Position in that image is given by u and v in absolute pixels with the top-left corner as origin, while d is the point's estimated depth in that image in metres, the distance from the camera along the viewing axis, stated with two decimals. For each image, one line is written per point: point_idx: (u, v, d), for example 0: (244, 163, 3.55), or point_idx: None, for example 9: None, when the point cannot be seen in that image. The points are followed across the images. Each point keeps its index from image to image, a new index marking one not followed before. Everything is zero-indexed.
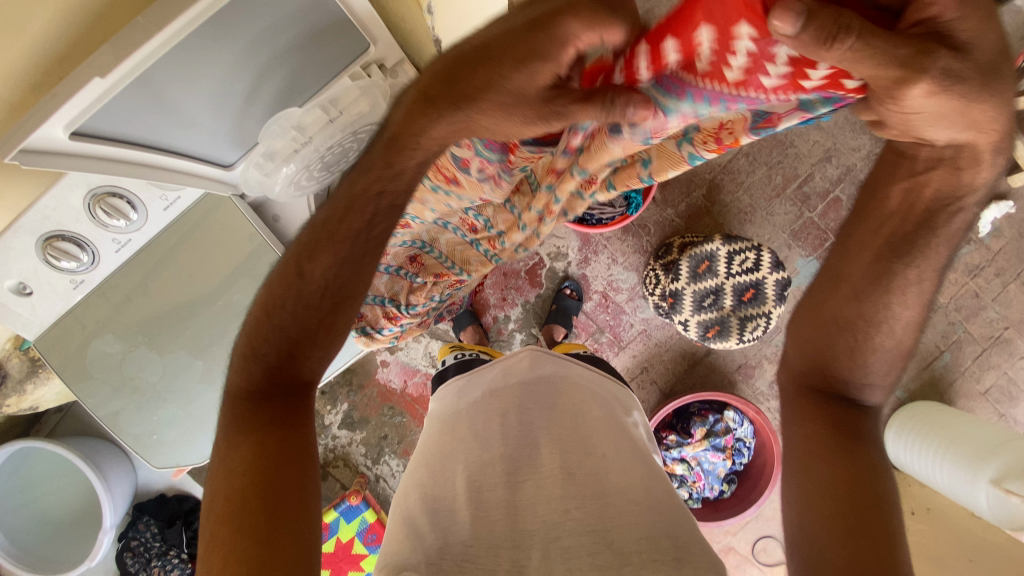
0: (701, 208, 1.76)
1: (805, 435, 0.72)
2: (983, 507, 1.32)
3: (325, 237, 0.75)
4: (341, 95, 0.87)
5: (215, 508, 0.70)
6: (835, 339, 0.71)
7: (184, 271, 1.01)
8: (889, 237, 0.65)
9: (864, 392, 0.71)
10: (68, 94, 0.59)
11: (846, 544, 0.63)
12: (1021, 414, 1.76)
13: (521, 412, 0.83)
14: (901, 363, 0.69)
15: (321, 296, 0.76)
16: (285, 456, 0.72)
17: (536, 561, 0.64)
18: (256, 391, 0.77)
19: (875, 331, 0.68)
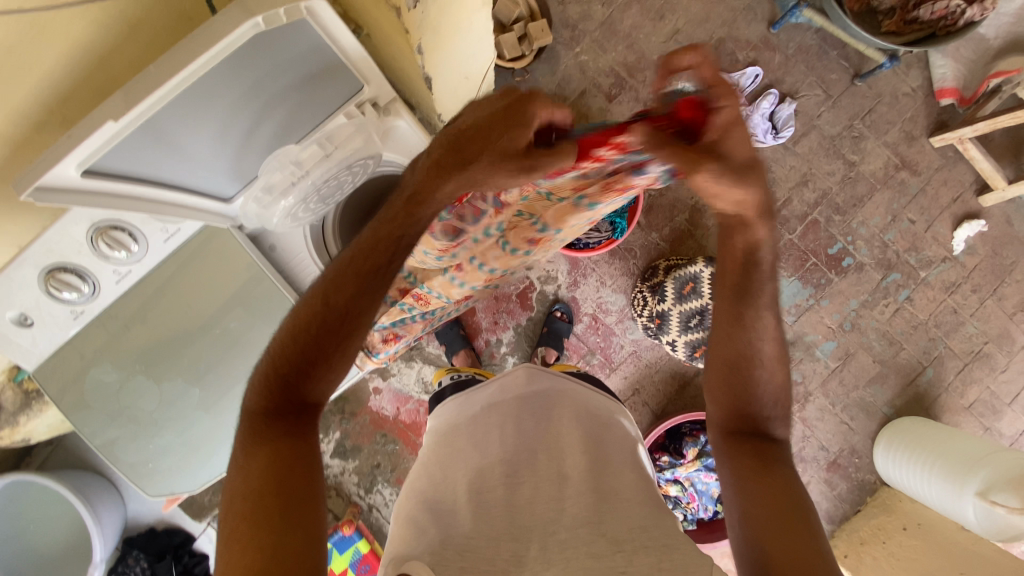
0: (684, 231, 1.80)
1: (733, 462, 0.79)
2: (972, 520, 1.39)
3: (364, 272, 0.74)
4: (336, 132, 0.92)
5: (235, 507, 0.68)
6: (733, 379, 0.82)
7: (182, 302, 1.03)
8: (735, 282, 0.76)
9: (770, 425, 0.82)
10: (82, 136, 0.63)
11: (782, 548, 0.67)
12: (1005, 428, 1.80)
13: (517, 424, 0.85)
14: (769, 390, 0.81)
15: (339, 323, 0.74)
16: (305, 465, 0.71)
17: (534, 552, 0.63)
18: (271, 408, 0.75)
19: (753, 364, 0.80)
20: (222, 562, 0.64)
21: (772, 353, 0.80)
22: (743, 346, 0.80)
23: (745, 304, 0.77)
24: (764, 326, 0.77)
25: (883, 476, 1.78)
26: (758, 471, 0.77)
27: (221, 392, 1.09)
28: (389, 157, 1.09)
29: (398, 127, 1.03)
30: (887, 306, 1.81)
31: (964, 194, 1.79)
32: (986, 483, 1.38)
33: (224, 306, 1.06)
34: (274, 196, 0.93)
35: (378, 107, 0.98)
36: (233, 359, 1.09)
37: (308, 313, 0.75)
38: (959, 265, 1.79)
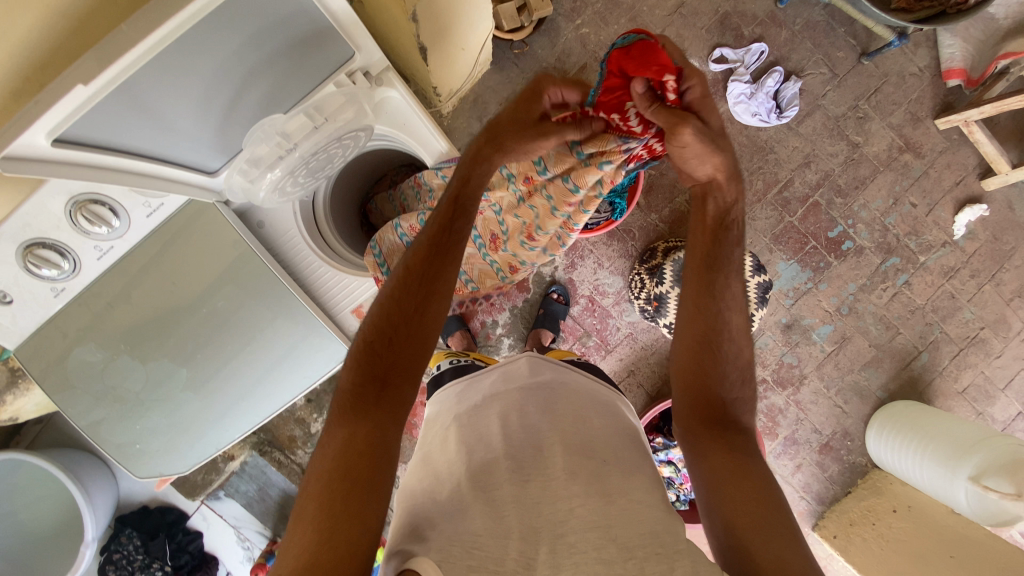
0: (685, 212, 1.77)
1: (704, 452, 0.77)
2: (964, 504, 1.41)
3: (434, 238, 0.82)
4: (325, 101, 0.88)
5: (308, 486, 0.67)
6: (702, 359, 0.84)
7: (169, 280, 1.00)
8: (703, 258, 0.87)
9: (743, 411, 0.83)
10: (52, 102, 0.59)
11: (771, 548, 0.64)
12: (997, 412, 1.81)
13: (520, 415, 0.83)
14: (735, 362, 0.84)
15: (420, 285, 0.80)
16: (382, 453, 0.69)
17: (544, 558, 0.62)
18: (358, 383, 0.75)
19: (726, 343, 0.84)
20: (284, 541, 0.63)
21: (739, 325, 0.85)
22: (714, 320, 0.85)
23: (715, 271, 0.85)
24: (731, 294, 0.85)
25: (874, 458, 1.79)
26: (725, 450, 0.76)
27: (211, 371, 1.07)
28: (381, 129, 1.06)
29: (390, 97, 0.99)
30: (885, 290, 1.80)
31: (967, 177, 1.76)
32: (979, 468, 1.39)
33: (213, 284, 1.03)
34: (260, 168, 0.90)
35: (369, 77, 0.93)
36: (225, 339, 1.06)
37: (394, 285, 0.81)
38: (959, 250, 1.78)
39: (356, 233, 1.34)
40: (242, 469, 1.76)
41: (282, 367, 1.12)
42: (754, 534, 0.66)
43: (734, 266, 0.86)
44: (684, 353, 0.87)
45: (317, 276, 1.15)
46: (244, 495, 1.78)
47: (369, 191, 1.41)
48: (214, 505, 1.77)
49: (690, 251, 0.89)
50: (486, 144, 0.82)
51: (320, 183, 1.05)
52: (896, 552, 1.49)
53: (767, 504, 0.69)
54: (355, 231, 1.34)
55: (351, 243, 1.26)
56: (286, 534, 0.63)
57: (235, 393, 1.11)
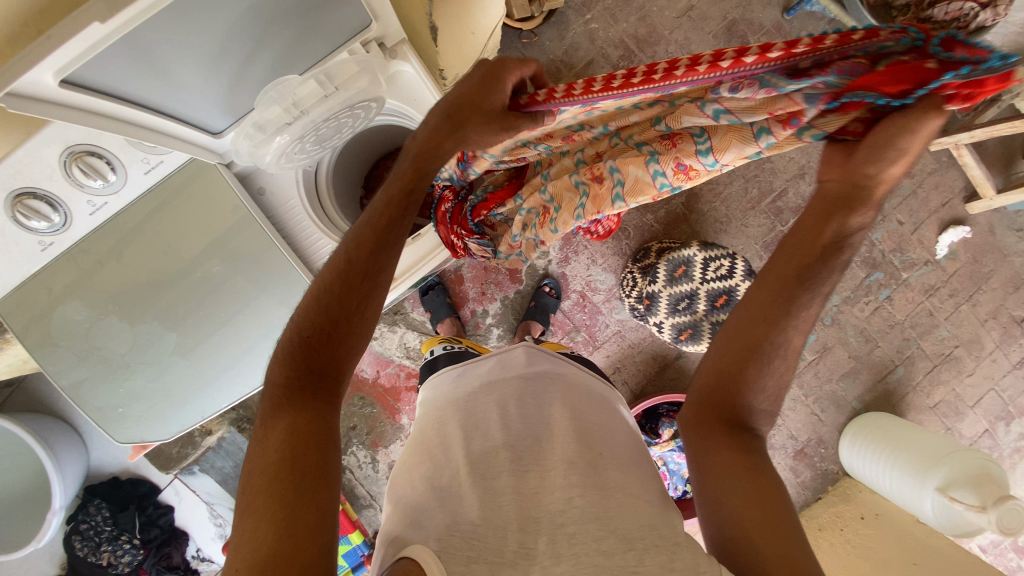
0: (679, 215, 1.80)
1: (703, 442, 0.75)
2: (929, 513, 1.47)
3: (382, 229, 0.76)
4: (338, 69, 0.85)
5: (251, 480, 0.66)
6: (744, 364, 0.74)
7: (163, 241, 0.97)
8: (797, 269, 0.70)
9: (756, 418, 0.76)
10: (62, 39, 0.57)
11: (773, 548, 0.65)
12: (965, 428, 1.88)
13: (517, 406, 0.83)
14: (775, 379, 0.74)
15: (361, 279, 0.75)
16: (323, 440, 0.69)
17: (542, 546, 0.63)
18: (296, 378, 0.72)
19: (776, 355, 0.73)
20: (236, 535, 0.62)
21: (796, 346, 0.73)
22: (772, 331, 0.72)
23: (803, 288, 0.70)
24: (805, 314, 0.71)
25: (845, 466, 1.85)
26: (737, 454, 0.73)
27: (200, 338, 1.05)
28: (393, 103, 1.04)
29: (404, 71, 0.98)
30: (867, 303, 1.84)
31: (953, 200, 1.81)
32: (946, 480, 1.44)
33: (208, 248, 1.01)
34: (267, 133, 0.87)
35: (383, 48, 0.92)
36: (217, 304, 1.04)
37: (327, 279, 0.75)
38: (940, 269, 1.83)
39: (358, 215, 1.32)
40: (219, 445, 1.73)
41: (273, 340, 1.10)
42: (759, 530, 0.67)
43: (824, 289, 0.70)
44: (725, 354, 0.76)
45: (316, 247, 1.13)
46: (219, 471, 1.74)
47: (371, 173, 1.40)
48: (187, 479, 1.74)
49: (781, 256, 0.72)
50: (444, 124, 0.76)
51: (325, 151, 1.03)
52: (860, 556, 1.55)
53: (772, 494, 0.70)
54: (356, 210, 1.32)
55: (351, 221, 1.24)
56: (236, 523, 0.63)
57: (224, 362, 1.08)
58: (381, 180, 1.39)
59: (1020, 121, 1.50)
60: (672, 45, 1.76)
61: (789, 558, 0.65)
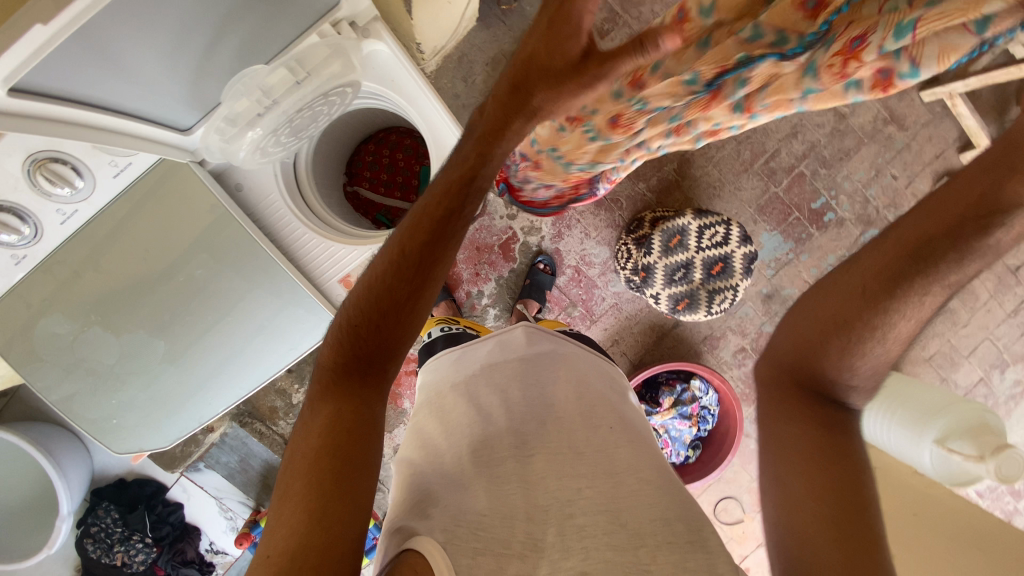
0: (672, 181, 1.76)
1: (789, 428, 0.68)
2: (928, 464, 1.50)
3: (438, 217, 0.72)
4: (308, 53, 0.81)
5: (292, 464, 0.67)
6: (830, 338, 0.68)
7: (140, 245, 0.94)
8: (907, 250, 0.63)
9: (849, 393, 0.69)
10: (4, 43, 0.53)
11: (841, 548, 0.59)
12: (960, 378, 1.91)
13: (520, 388, 0.83)
14: (873, 359, 0.67)
15: (413, 271, 0.73)
16: (366, 432, 0.69)
17: (552, 538, 0.63)
18: (344, 365, 0.74)
19: (871, 337, 0.65)
20: (272, 519, 0.63)
21: (906, 335, 0.65)
22: (875, 314, 0.65)
23: (913, 274, 0.62)
24: (915, 305, 0.63)
25: None
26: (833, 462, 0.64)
27: (190, 342, 1.03)
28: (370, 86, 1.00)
29: (376, 51, 0.95)
30: None
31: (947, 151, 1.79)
32: (945, 431, 1.47)
33: (190, 251, 0.98)
34: (239, 127, 0.83)
35: (355, 27, 0.88)
36: (204, 307, 1.02)
37: (384, 264, 0.74)
38: None
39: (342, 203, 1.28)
40: (222, 441, 1.74)
41: (265, 338, 1.09)
42: (824, 535, 0.60)
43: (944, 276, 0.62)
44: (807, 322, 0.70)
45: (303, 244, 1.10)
46: (225, 465, 1.73)
47: (353, 159, 1.36)
48: (194, 476, 1.74)
49: (899, 232, 0.65)
50: (513, 97, 0.71)
51: (299, 142, 0.98)
52: None
53: (845, 490, 0.62)
54: (340, 198, 1.28)
55: (335, 210, 1.20)
56: (274, 505, 0.64)
57: (218, 365, 1.07)
58: (363, 165, 1.35)
59: (1017, 67, 1.46)
60: (657, 5, 1.69)
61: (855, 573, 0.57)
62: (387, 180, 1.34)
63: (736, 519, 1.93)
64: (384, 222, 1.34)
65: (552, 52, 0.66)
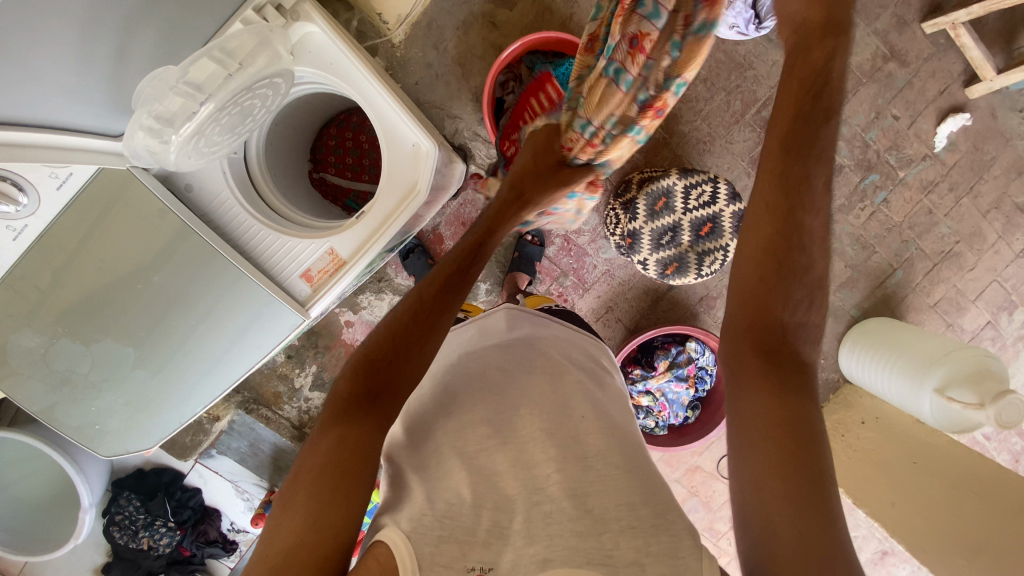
0: (659, 140, 1.70)
1: (746, 409, 0.74)
2: (928, 414, 1.49)
3: (450, 279, 0.88)
4: (237, 45, 0.90)
5: (297, 478, 0.69)
6: (770, 292, 0.80)
7: (99, 257, 1.01)
8: (781, 140, 0.82)
9: (800, 351, 0.79)
10: None
11: (796, 522, 0.64)
12: (967, 323, 1.86)
13: (498, 375, 0.83)
14: (810, 307, 0.79)
15: (426, 317, 0.84)
16: (366, 458, 0.70)
17: (518, 525, 0.65)
18: (357, 392, 0.76)
19: (794, 277, 0.79)
20: (270, 527, 0.65)
21: (818, 270, 0.80)
22: (788, 258, 0.79)
23: (795, 197, 0.80)
24: (810, 230, 0.80)
25: (843, 373, 1.88)
26: (796, 460, 0.68)
27: (160, 349, 1.09)
28: (303, 70, 1.09)
29: (312, 33, 1.06)
30: (863, 210, 1.77)
31: (952, 86, 1.68)
32: (944, 381, 1.45)
33: (146, 261, 1.04)
34: (171, 128, 0.88)
35: (283, 10, 1.02)
36: (171, 313, 1.08)
37: (403, 312, 0.84)
38: (939, 163, 1.74)
39: (312, 197, 1.36)
40: (230, 428, 1.79)
41: (232, 339, 1.13)
42: (784, 507, 0.65)
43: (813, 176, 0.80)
44: (744, 298, 0.82)
45: (258, 238, 1.15)
46: (237, 450, 1.79)
47: (317, 144, 1.43)
48: (207, 463, 1.80)
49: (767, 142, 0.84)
50: (513, 196, 0.98)
51: (233, 140, 1.02)
52: (865, 462, 1.63)
53: (801, 467, 0.67)
54: (305, 191, 1.36)
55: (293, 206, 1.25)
56: (272, 518, 0.66)
57: (188, 366, 1.12)
58: (327, 150, 1.42)
59: None
60: None
61: (811, 542, 0.62)
62: (350, 164, 1.40)
63: None
64: (352, 206, 1.40)
65: (538, 162, 0.98)
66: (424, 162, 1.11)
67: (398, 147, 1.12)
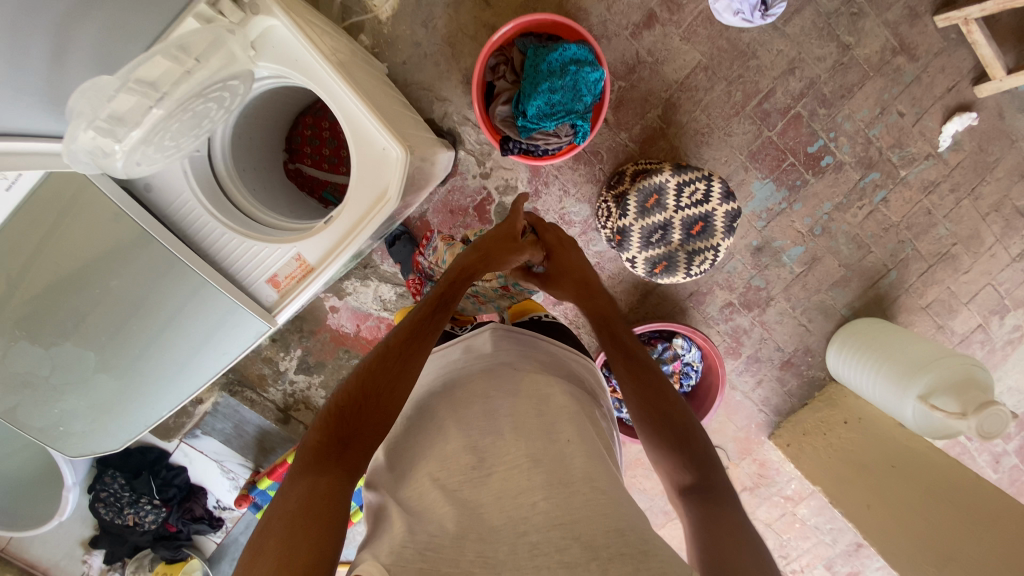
0: (656, 130, 1.64)
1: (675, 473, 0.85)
2: (909, 419, 1.49)
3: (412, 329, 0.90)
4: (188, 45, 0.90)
5: (268, 526, 0.67)
6: (646, 386, 0.97)
7: (52, 263, 1.09)
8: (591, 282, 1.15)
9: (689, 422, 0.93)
10: None
11: (728, 545, 0.73)
12: (958, 325, 1.85)
13: (483, 401, 0.82)
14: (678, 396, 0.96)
15: (394, 364, 0.85)
16: (341, 503, 0.70)
17: (503, 555, 0.61)
18: (328, 440, 0.76)
19: (667, 389, 0.96)
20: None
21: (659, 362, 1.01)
22: (648, 363, 1.00)
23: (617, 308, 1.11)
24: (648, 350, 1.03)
25: (829, 372, 1.88)
26: (657, 426, 0.92)
27: (117, 352, 1.20)
28: (263, 65, 1.10)
29: (273, 28, 1.06)
30: (861, 208, 1.73)
31: (962, 82, 1.61)
32: (928, 388, 1.45)
33: (95, 270, 1.13)
34: (122, 128, 0.89)
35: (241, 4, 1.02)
36: (129, 319, 1.18)
37: (373, 360, 0.85)
38: (942, 163, 1.69)
39: (280, 192, 1.42)
40: (215, 410, 1.81)
41: (190, 350, 1.27)
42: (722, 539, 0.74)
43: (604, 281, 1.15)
44: (633, 389, 0.97)
45: (225, 241, 1.21)
46: (221, 433, 1.82)
47: (292, 135, 1.50)
48: (193, 443, 1.82)
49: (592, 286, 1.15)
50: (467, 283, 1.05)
51: (184, 142, 1.03)
52: (846, 462, 1.63)
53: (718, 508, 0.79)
54: (271, 185, 1.41)
55: (263, 200, 1.33)
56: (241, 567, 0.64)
57: (148, 373, 1.26)
58: (303, 140, 1.50)
59: None
60: None
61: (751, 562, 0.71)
62: (327, 155, 1.50)
63: None
64: (329, 198, 1.51)
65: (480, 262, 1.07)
66: (395, 168, 1.11)
67: (367, 149, 1.12)
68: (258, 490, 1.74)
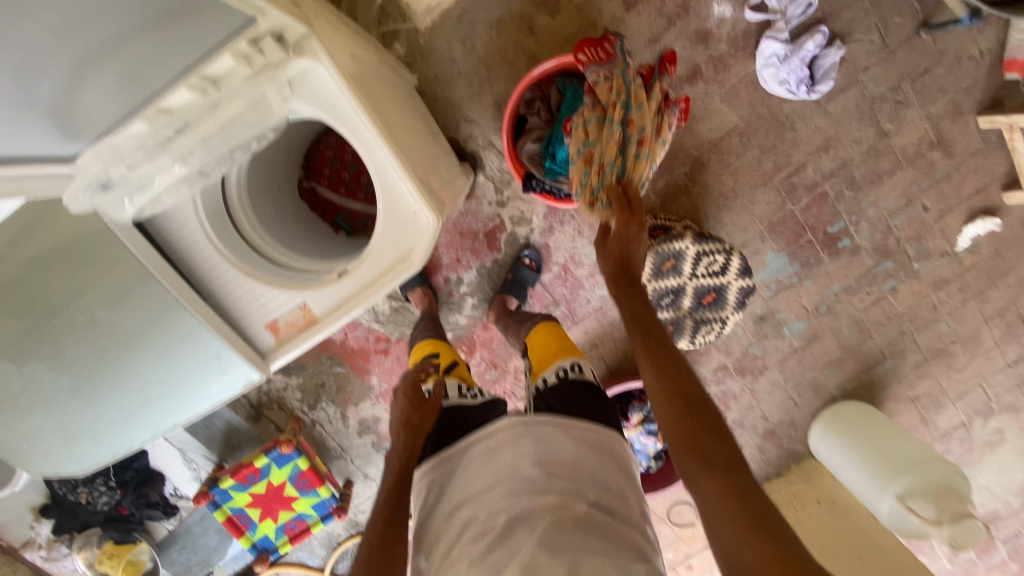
0: (681, 186, 1.61)
1: (696, 482, 0.89)
2: (884, 514, 1.49)
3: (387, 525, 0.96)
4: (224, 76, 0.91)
5: None
6: (669, 381, 1.01)
7: (24, 277, 1.03)
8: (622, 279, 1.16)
9: (714, 417, 0.96)
10: None
11: (760, 550, 0.77)
12: (940, 420, 1.86)
13: (509, 531, 0.76)
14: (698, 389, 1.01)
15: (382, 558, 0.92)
16: None
17: None
18: None
19: (688, 381, 1.01)
20: None
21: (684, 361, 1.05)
22: (669, 361, 1.04)
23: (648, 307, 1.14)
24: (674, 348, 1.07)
25: (808, 447, 1.88)
26: (682, 425, 0.95)
27: (89, 376, 1.12)
28: (299, 105, 1.01)
29: (314, 71, 0.98)
30: (869, 293, 1.72)
31: (990, 187, 1.60)
32: (907, 489, 1.45)
33: (67, 287, 1.06)
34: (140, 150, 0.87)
35: (287, 42, 0.92)
36: (98, 340, 1.11)
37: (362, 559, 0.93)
38: (956, 262, 1.69)
39: (291, 219, 1.36)
40: None
41: (171, 385, 1.18)
42: (752, 541, 0.78)
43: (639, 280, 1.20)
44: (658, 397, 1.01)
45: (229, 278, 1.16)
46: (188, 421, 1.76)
47: (312, 152, 1.49)
48: None
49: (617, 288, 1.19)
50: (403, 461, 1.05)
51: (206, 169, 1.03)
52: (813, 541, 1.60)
53: (746, 509, 0.82)
54: (282, 212, 1.35)
55: (271, 226, 1.25)
56: None
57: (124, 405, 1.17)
58: (323, 161, 1.49)
59: None
60: None
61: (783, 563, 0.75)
62: (346, 179, 1.49)
63: (687, 522, 1.97)
64: (340, 222, 1.51)
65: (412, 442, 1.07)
66: (423, 233, 1.03)
67: (397, 209, 1.04)
68: (218, 490, 1.66)
